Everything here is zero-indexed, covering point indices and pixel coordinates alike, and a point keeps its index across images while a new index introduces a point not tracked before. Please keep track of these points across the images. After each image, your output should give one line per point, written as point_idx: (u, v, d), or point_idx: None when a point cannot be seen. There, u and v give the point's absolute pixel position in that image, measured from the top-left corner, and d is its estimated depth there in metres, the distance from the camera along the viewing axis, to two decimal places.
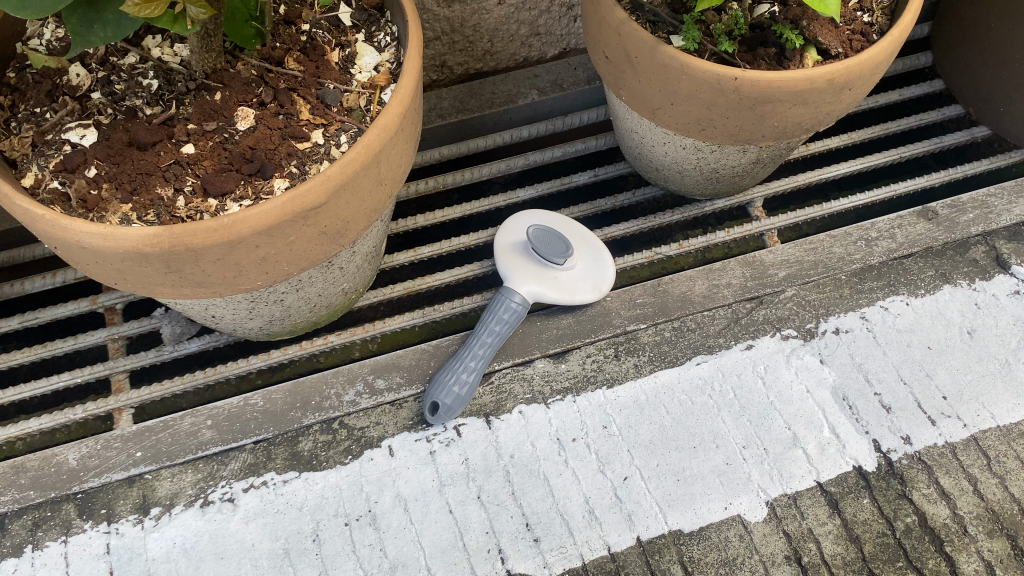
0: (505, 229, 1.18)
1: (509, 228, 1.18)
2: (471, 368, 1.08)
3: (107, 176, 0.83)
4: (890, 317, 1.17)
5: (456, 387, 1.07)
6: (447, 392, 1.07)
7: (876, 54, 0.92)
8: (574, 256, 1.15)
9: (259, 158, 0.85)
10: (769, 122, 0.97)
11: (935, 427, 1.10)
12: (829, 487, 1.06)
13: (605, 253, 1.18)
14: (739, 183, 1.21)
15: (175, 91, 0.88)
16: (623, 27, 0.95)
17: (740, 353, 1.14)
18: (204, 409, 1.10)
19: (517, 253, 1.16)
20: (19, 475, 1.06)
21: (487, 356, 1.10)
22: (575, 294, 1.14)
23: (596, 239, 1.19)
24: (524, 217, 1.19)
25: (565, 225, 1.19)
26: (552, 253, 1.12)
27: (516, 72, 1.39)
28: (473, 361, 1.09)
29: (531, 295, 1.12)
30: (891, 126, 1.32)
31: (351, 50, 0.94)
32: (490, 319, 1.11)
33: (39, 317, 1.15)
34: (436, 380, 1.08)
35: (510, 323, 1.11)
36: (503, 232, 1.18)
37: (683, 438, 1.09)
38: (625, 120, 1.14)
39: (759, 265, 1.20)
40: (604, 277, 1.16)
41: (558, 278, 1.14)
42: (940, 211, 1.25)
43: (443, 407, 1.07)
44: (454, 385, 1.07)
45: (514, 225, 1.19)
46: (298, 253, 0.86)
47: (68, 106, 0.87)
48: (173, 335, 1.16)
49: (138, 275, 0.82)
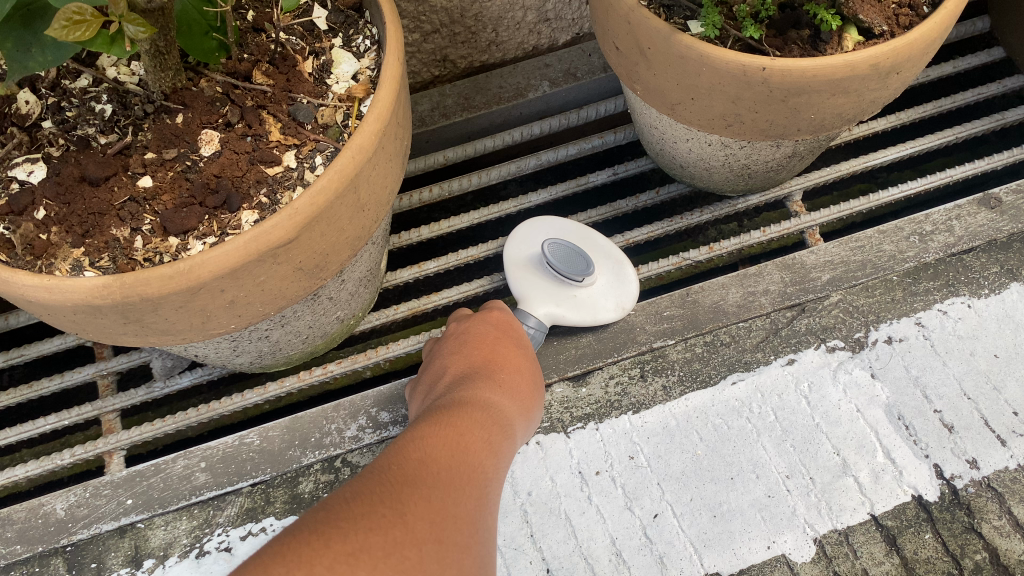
0: (517, 241, 1.08)
1: (521, 239, 1.08)
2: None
3: (57, 218, 0.75)
4: (949, 322, 1.04)
5: None
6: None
7: (927, 33, 0.79)
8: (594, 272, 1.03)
9: (224, 189, 0.75)
10: (804, 115, 0.85)
11: (1006, 448, 0.97)
12: (886, 521, 0.95)
13: (627, 266, 1.06)
14: (775, 177, 1.09)
15: (131, 116, 0.80)
16: (633, 15, 0.84)
17: (780, 369, 1.03)
18: (197, 450, 1.02)
19: (529, 268, 1.05)
20: (4, 528, 0.99)
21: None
22: (595, 313, 1.03)
23: (619, 250, 1.07)
24: (535, 227, 1.09)
25: (583, 237, 1.08)
26: (568, 267, 1.00)
27: (525, 62, 1.28)
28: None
29: (547, 317, 1.02)
30: (944, 103, 1.18)
31: (326, 59, 0.84)
32: None
33: (24, 354, 1.08)
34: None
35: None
36: (512, 245, 1.08)
37: (719, 468, 0.98)
38: (643, 115, 1.02)
39: (800, 268, 1.08)
40: (627, 292, 1.05)
41: (576, 296, 1.03)
42: (1004, 198, 1.11)
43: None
44: None
45: (527, 235, 1.08)
46: (273, 293, 0.77)
47: (15, 138, 0.79)
48: (164, 370, 1.06)
49: (95, 325, 0.73)
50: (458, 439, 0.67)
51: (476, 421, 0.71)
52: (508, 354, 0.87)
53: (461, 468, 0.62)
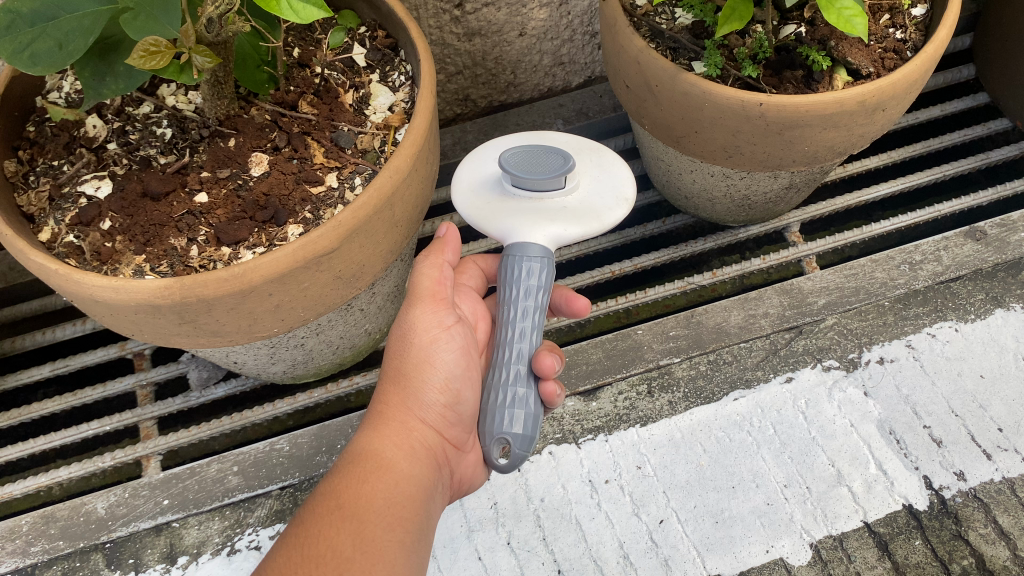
0: (473, 178, 0.88)
1: (474, 177, 0.88)
2: (521, 355, 0.83)
3: (121, 229, 0.83)
4: (937, 345, 1.11)
5: (511, 420, 0.82)
6: (511, 420, 0.82)
7: (910, 74, 0.88)
8: (573, 171, 0.84)
9: (273, 205, 0.84)
10: (799, 147, 0.93)
11: (991, 462, 1.04)
12: (878, 528, 1.00)
13: (605, 161, 0.88)
14: (774, 209, 1.17)
15: (188, 140, 0.89)
16: (642, 56, 0.93)
17: (779, 387, 1.09)
18: (231, 455, 1.09)
19: (497, 200, 0.85)
20: (48, 525, 1.05)
21: (539, 327, 0.85)
22: (599, 213, 0.84)
23: (589, 140, 0.89)
24: (485, 160, 0.89)
25: (543, 138, 0.89)
26: (534, 168, 0.81)
27: (541, 102, 1.38)
28: (519, 345, 0.84)
29: (549, 239, 0.83)
30: (933, 143, 1.27)
31: (364, 92, 0.93)
32: (517, 300, 0.83)
33: (69, 365, 1.16)
34: (488, 409, 0.83)
35: (547, 286, 0.83)
36: (464, 191, 0.87)
37: (721, 478, 1.04)
38: (651, 148, 1.10)
39: (798, 293, 1.16)
40: (623, 181, 0.86)
41: (563, 207, 0.84)
42: (988, 231, 1.19)
43: (518, 442, 0.82)
44: (506, 416, 0.82)
45: (479, 170, 0.88)
46: (314, 299, 0.84)
47: (84, 158, 0.87)
48: (200, 380, 1.15)
49: (153, 325, 0.80)
50: (346, 499, 0.74)
51: (359, 486, 0.75)
52: (397, 363, 0.84)
53: (360, 513, 0.73)
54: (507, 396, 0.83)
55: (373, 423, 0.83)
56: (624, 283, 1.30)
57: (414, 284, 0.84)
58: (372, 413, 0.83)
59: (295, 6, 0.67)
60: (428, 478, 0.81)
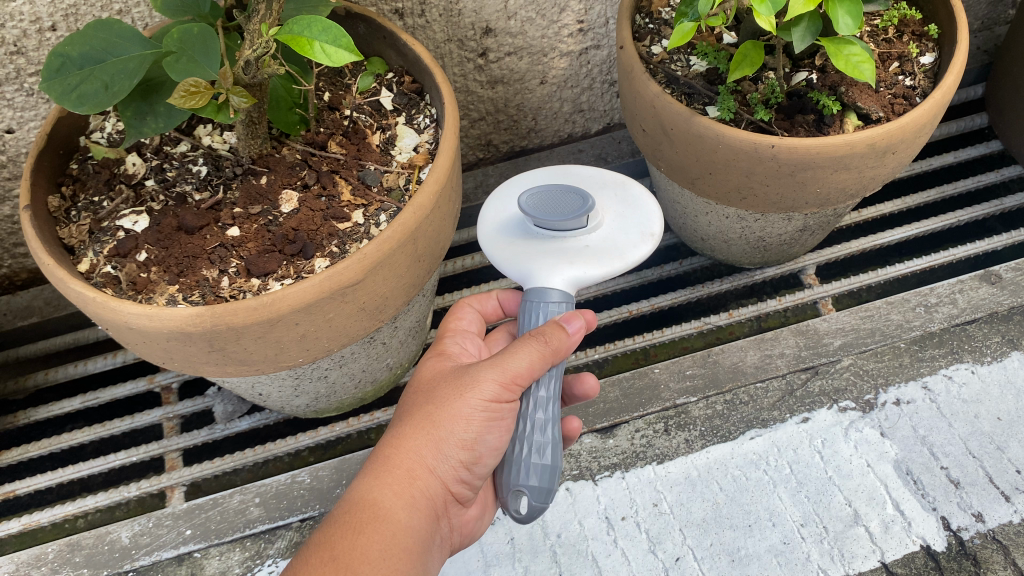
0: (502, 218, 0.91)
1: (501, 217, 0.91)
2: (546, 409, 0.83)
3: (156, 260, 0.86)
4: (954, 387, 1.12)
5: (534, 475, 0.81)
6: (528, 471, 0.81)
7: (918, 118, 0.90)
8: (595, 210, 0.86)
9: (301, 239, 0.87)
10: (811, 189, 0.96)
11: (1010, 504, 1.03)
12: (896, 568, 1.00)
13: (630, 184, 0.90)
14: (788, 251, 1.19)
15: (222, 177, 0.93)
16: (658, 100, 0.96)
17: (796, 427, 1.10)
18: (253, 487, 1.11)
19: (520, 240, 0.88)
20: (73, 553, 1.07)
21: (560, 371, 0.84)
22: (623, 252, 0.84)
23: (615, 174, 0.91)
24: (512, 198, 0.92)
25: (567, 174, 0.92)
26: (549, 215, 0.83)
27: (561, 147, 1.42)
28: (540, 393, 0.83)
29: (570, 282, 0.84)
30: (946, 189, 1.29)
31: (391, 133, 0.98)
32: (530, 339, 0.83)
33: (99, 398, 1.19)
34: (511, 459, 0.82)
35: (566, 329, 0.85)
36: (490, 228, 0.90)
37: (737, 516, 1.04)
38: (667, 191, 1.13)
39: (814, 334, 1.17)
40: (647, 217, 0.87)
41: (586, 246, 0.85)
42: (1004, 275, 1.21)
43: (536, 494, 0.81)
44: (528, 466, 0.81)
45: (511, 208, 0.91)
46: (338, 330, 0.87)
47: (123, 194, 0.92)
48: (225, 414, 1.17)
49: (183, 353, 0.83)
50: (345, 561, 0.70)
51: (353, 537, 0.71)
52: (430, 409, 0.78)
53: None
54: (529, 446, 0.82)
55: (380, 468, 0.77)
56: (641, 324, 1.32)
57: (505, 355, 0.77)
58: (380, 451, 0.78)
59: (327, 50, 0.71)
60: (427, 533, 0.78)
